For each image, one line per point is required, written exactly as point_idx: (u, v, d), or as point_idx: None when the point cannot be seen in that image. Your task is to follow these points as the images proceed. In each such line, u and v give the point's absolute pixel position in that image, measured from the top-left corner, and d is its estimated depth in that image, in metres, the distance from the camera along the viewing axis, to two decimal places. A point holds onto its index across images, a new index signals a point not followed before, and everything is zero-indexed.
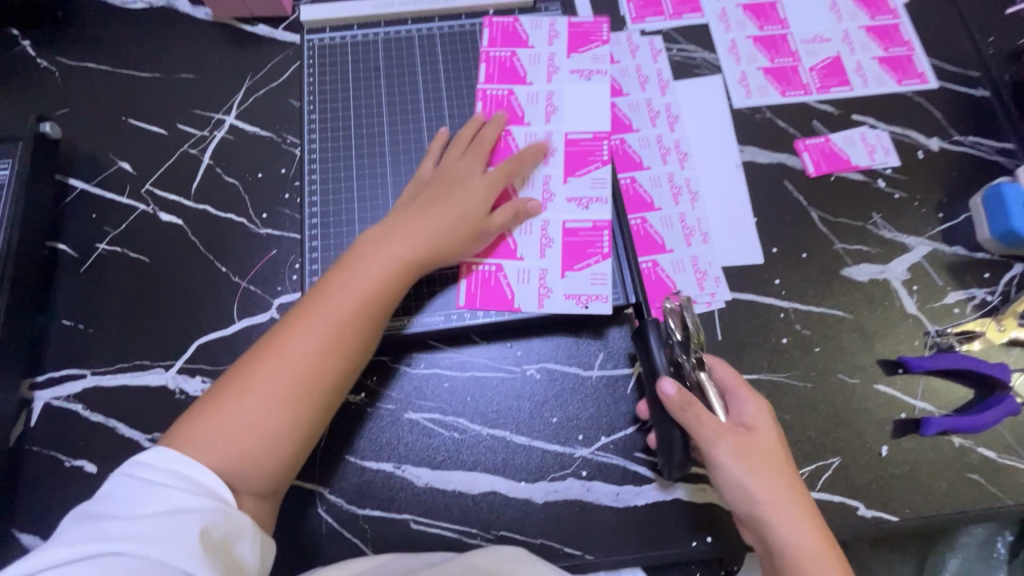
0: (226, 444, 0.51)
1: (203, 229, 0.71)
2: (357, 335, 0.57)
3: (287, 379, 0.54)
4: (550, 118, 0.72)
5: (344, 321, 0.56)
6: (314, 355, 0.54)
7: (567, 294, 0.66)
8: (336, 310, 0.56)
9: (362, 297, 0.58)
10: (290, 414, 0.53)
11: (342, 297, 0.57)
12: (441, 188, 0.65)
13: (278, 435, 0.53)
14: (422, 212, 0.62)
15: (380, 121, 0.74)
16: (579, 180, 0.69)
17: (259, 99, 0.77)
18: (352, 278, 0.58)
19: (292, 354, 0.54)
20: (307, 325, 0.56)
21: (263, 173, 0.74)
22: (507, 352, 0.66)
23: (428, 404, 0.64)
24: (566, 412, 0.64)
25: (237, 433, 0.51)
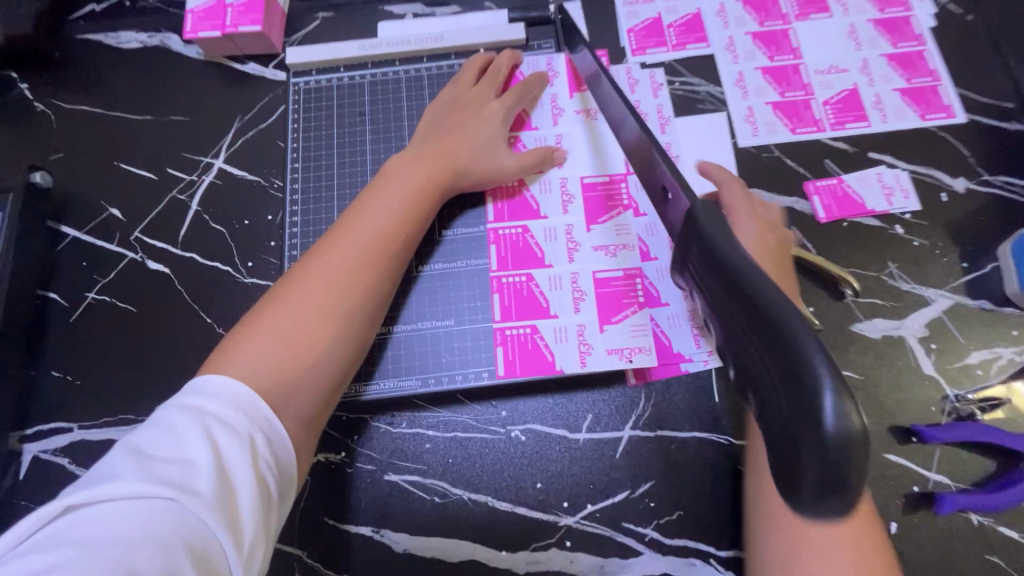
0: (266, 349, 0.54)
1: (190, 278, 0.71)
2: (374, 276, 0.60)
3: (292, 336, 0.56)
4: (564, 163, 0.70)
5: (376, 224, 0.62)
6: (337, 282, 0.59)
7: (608, 350, 0.64)
8: (334, 279, 0.58)
9: (415, 198, 0.64)
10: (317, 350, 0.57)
11: (346, 252, 0.60)
12: (438, 147, 0.66)
13: (291, 390, 0.54)
14: (390, 180, 0.65)
15: (364, 167, 0.73)
16: (558, 240, 0.67)
17: (248, 141, 0.76)
18: (378, 202, 0.63)
19: (318, 274, 0.59)
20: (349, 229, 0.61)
21: (249, 220, 0.73)
22: (491, 414, 0.63)
23: (408, 467, 0.62)
24: (552, 477, 0.62)
25: (277, 341, 0.55)
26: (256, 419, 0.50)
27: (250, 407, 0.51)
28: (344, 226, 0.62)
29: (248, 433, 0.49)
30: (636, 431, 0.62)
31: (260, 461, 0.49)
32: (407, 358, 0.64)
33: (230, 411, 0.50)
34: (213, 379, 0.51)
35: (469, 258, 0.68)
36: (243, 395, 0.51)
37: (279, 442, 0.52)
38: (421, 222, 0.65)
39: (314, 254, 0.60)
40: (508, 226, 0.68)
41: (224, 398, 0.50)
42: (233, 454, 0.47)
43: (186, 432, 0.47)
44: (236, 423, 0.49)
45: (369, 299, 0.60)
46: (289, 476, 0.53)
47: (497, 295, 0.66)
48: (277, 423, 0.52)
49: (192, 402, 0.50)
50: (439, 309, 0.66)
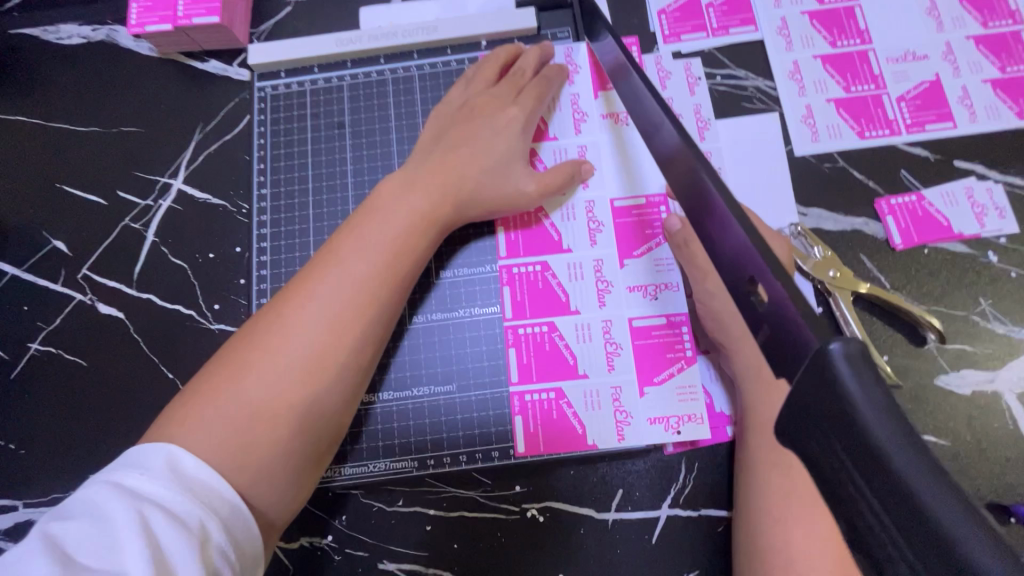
0: (226, 420, 0.43)
1: (147, 324, 0.60)
2: (364, 324, 0.49)
3: (262, 404, 0.44)
4: (589, 182, 0.58)
5: (368, 259, 0.50)
6: (317, 334, 0.47)
7: (651, 418, 0.52)
8: (315, 330, 0.47)
9: (416, 215, 0.52)
10: (298, 407, 0.46)
11: (332, 294, 0.48)
12: (443, 163, 0.54)
13: (258, 472, 0.44)
14: (386, 201, 0.52)
15: (344, 190, 0.62)
16: (586, 279, 0.56)
17: (211, 157, 0.65)
18: (370, 229, 0.51)
19: (294, 323, 0.47)
20: (334, 265, 0.49)
21: (215, 254, 0.62)
22: (505, 490, 0.53)
23: (406, 554, 0.53)
24: (577, 566, 0.52)
25: (246, 404, 0.44)
26: (212, 503, 0.40)
27: (205, 488, 0.40)
28: (329, 259, 0.50)
29: (203, 520, 0.39)
30: (675, 510, 0.52)
31: (217, 557, 0.39)
32: (401, 431, 0.54)
33: (181, 493, 0.39)
34: (158, 454, 0.40)
35: (471, 306, 0.56)
36: (197, 474, 0.41)
37: (241, 528, 0.41)
38: (422, 254, 0.53)
39: (292, 294, 0.48)
40: (523, 264, 0.57)
41: (173, 478, 0.39)
42: (183, 549, 0.36)
43: (119, 523, 0.36)
44: (188, 508, 0.39)
45: (357, 351, 0.49)
46: (247, 570, 0.42)
47: (512, 350, 0.55)
48: (240, 504, 0.42)
49: (130, 483, 0.39)
50: (443, 367, 0.55)
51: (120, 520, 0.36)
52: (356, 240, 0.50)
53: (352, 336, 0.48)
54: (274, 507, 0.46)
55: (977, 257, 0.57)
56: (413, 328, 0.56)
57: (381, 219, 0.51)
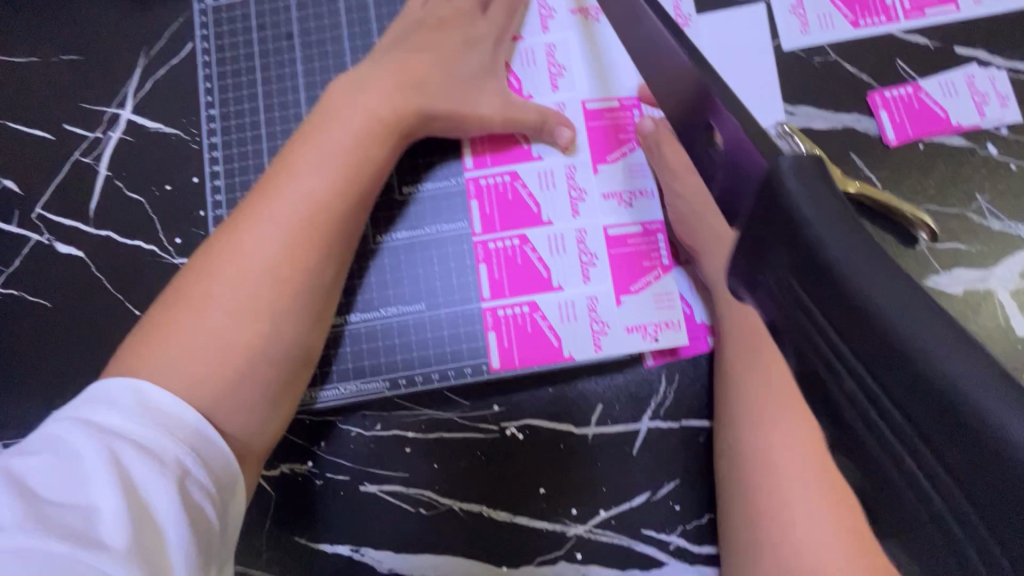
0: (189, 351, 0.41)
1: (108, 262, 0.58)
2: (326, 242, 0.47)
3: (232, 331, 0.42)
4: (558, 83, 0.53)
5: (324, 174, 0.46)
6: (276, 255, 0.44)
7: (627, 327, 0.51)
8: (279, 252, 0.44)
9: (375, 124, 0.48)
10: (271, 332, 0.44)
11: (291, 214, 0.45)
12: (399, 71, 0.50)
13: (236, 400, 0.42)
14: (336, 109, 0.48)
15: (298, 106, 0.58)
16: (558, 188, 0.52)
17: (159, 83, 0.61)
18: (322, 142, 0.47)
19: (254, 246, 0.44)
20: (286, 181, 0.46)
21: (172, 186, 0.59)
22: (483, 411, 0.53)
23: (387, 476, 0.53)
24: (556, 480, 0.52)
25: (214, 334, 0.42)
26: (189, 438, 0.39)
27: (179, 423, 0.39)
28: (280, 177, 0.46)
29: (179, 456, 0.38)
30: (655, 423, 0.52)
31: (197, 491, 0.38)
32: (371, 353, 0.53)
33: (152, 429, 0.38)
34: (125, 388, 0.39)
35: (435, 223, 0.53)
36: (169, 408, 0.39)
37: (222, 463, 0.41)
38: (382, 165, 0.49)
39: (244, 216, 0.46)
40: (491, 176, 0.53)
41: (143, 413, 0.38)
42: (158, 487, 0.36)
43: (89, 460, 0.35)
44: (163, 444, 0.37)
45: (321, 271, 0.47)
46: (234, 502, 0.42)
47: (484, 266, 0.52)
48: (218, 438, 0.41)
49: (98, 418, 0.37)
50: (408, 287, 0.53)
51: (90, 458, 0.35)
52: (313, 155, 0.47)
53: (318, 257, 0.46)
54: (256, 434, 0.45)
55: (975, 152, 0.54)
56: (378, 247, 0.53)
57: (338, 131, 0.47)
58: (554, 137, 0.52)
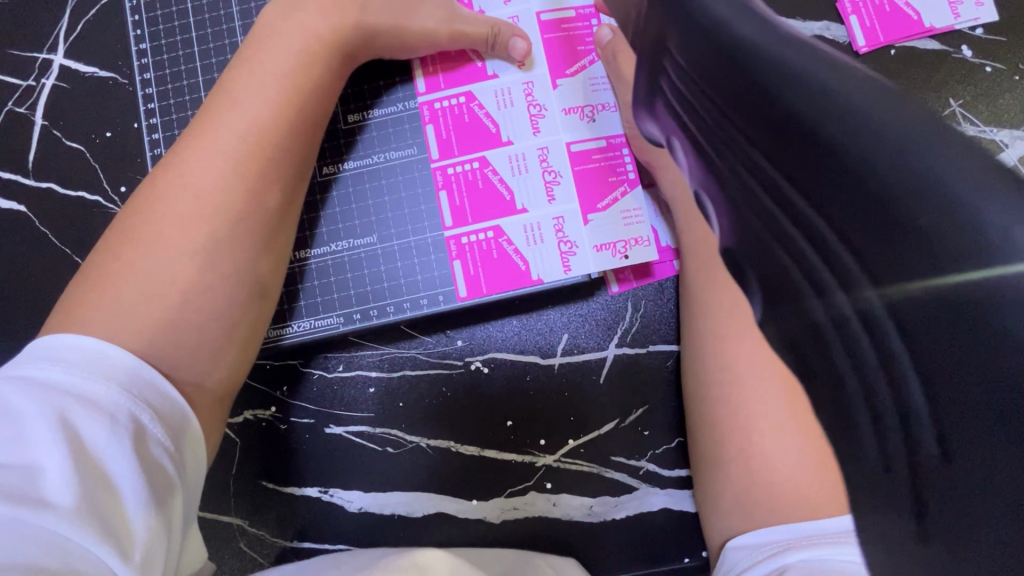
0: (136, 294, 0.38)
1: (52, 215, 0.56)
2: (277, 176, 0.44)
3: (175, 268, 0.39)
4: None
5: (268, 101, 0.43)
6: (223, 189, 0.41)
7: (596, 245, 0.48)
8: (220, 183, 0.41)
9: (315, 48, 0.45)
10: (222, 271, 0.41)
11: (230, 144, 0.42)
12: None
13: (191, 344, 0.40)
14: (274, 34, 0.45)
15: (232, 35, 0.55)
16: (516, 106, 0.49)
17: (91, 25, 0.57)
18: (261, 66, 0.44)
19: (195, 180, 0.41)
20: (226, 111, 0.43)
21: (113, 132, 0.56)
22: (446, 346, 0.51)
23: (352, 416, 0.52)
24: (525, 412, 0.51)
25: (154, 274, 0.39)
26: (144, 392, 0.36)
27: (131, 376, 0.36)
28: (219, 108, 0.43)
29: (133, 411, 0.35)
30: (622, 349, 0.51)
31: (155, 447, 0.35)
32: (326, 290, 0.50)
33: (101, 383, 0.35)
34: (69, 344, 0.36)
35: (385, 150, 0.50)
36: (119, 361, 0.36)
37: (179, 418, 0.38)
38: (327, 90, 0.47)
39: (183, 151, 0.43)
40: (445, 98, 0.50)
41: (89, 367, 0.35)
42: (111, 441, 0.33)
43: (29, 417, 0.32)
44: (113, 397, 0.35)
45: (273, 207, 0.44)
46: (195, 461, 0.39)
47: (444, 193, 0.49)
48: (174, 393, 0.38)
49: (39, 374, 0.34)
50: (362, 219, 0.50)
51: (29, 414, 0.32)
52: (249, 82, 0.44)
53: (266, 190, 0.44)
54: (217, 383, 0.43)
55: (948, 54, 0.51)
56: (326, 180, 0.50)
57: (273, 56, 0.44)
58: (508, 51, 0.49)
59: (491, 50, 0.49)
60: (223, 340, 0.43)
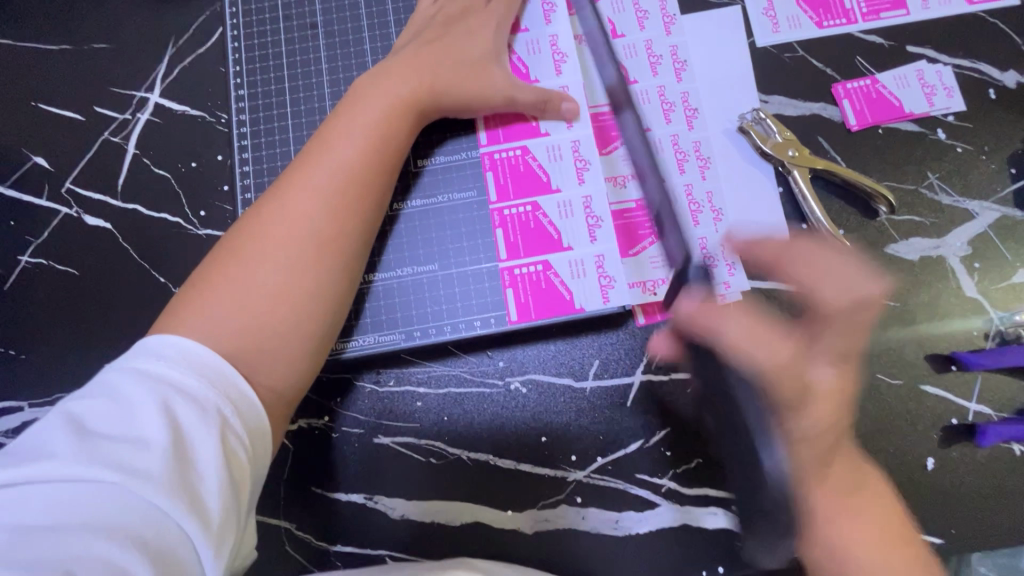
0: (236, 306, 0.44)
1: (135, 233, 0.62)
2: (355, 206, 0.50)
3: (269, 286, 0.46)
4: (561, 69, 0.60)
5: (351, 147, 0.51)
6: (309, 219, 0.48)
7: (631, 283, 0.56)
8: (310, 215, 0.48)
9: (393, 107, 0.53)
10: (304, 290, 0.47)
11: (320, 184, 0.49)
12: (415, 55, 0.55)
13: (272, 355, 0.45)
14: (363, 95, 0.53)
15: (320, 88, 0.63)
16: (565, 160, 0.57)
17: (186, 70, 0.65)
18: (351, 121, 0.52)
19: (290, 212, 0.48)
20: (318, 154, 0.50)
21: (198, 163, 0.63)
22: (489, 366, 0.57)
23: (400, 428, 0.57)
24: (560, 430, 0.56)
25: (250, 292, 0.45)
26: (229, 391, 0.41)
27: (219, 376, 0.41)
28: (312, 151, 0.51)
29: (219, 407, 0.40)
30: (648, 375, 0.56)
31: (234, 441, 0.40)
32: (389, 309, 0.56)
33: (196, 380, 0.40)
34: (170, 343, 0.41)
35: (448, 192, 0.57)
36: (212, 361, 0.41)
37: (255, 416, 0.42)
38: (403, 140, 0.53)
39: (280, 186, 0.49)
40: (503, 150, 0.58)
41: (187, 365, 0.40)
42: (200, 432, 0.38)
43: (140, 403, 0.38)
44: (206, 393, 0.40)
45: (349, 233, 0.49)
46: (266, 457, 0.43)
47: (500, 230, 0.56)
48: (253, 394, 0.42)
49: (148, 367, 0.40)
50: (425, 249, 0.56)
51: (140, 401, 0.38)
52: (337, 133, 0.51)
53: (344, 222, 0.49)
54: (289, 393, 0.47)
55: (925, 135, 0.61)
56: (395, 214, 0.57)
57: (358, 112, 0.52)
58: (560, 110, 0.58)
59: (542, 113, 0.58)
60: (299, 350, 0.47)
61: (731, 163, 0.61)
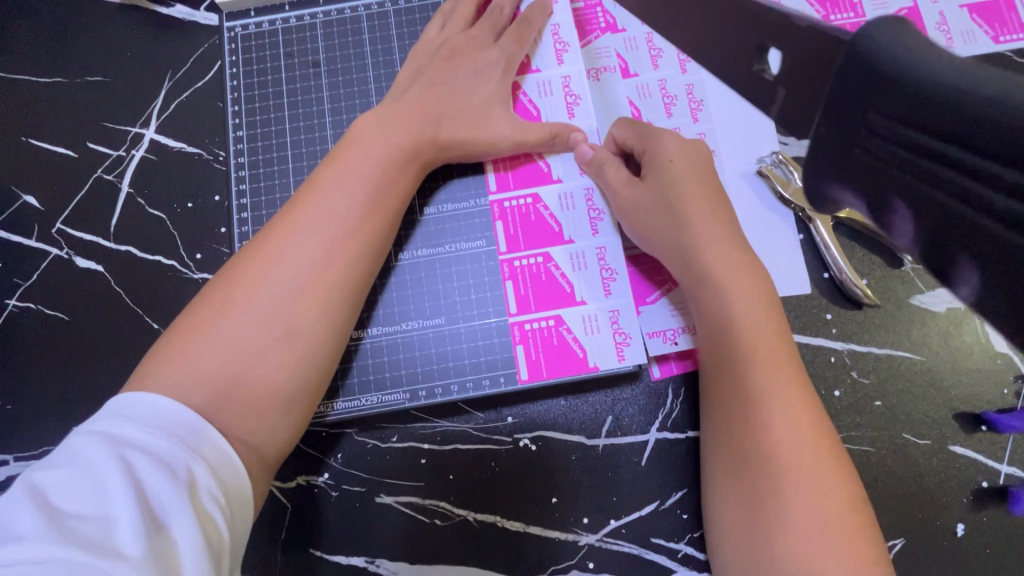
0: (221, 359, 0.42)
1: (128, 277, 0.59)
2: (346, 251, 0.47)
3: (252, 337, 0.43)
4: (574, 112, 0.57)
5: (344, 187, 0.48)
6: (300, 265, 0.45)
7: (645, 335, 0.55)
8: (300, 261, 0.45)
9: (390, 146, 0.50)
10: (291, 340, 0.44)
11: (311, 226, 0.46)
12: (423, 99, 0.53)
13: (252, 411, 0.42)
14: (360, 139, 0.50)
15: (322, 128, 0.60)
16: (578, 208, 0.55)
17: (183, 106, 0.62)
18: (347, 168, 0.49)
19: (280, 258, 0.45)
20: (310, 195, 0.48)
21: (194, 203, 0.61)
22: (496, 423, 0.54)
23: (403, 487, 0.54)
24: (571, 490, 0.53)
25: (235, 344, 0.42)
26: (209, 454, 0.38)
27: (191, 433, 0.38)
28: (304, 197, 0.48)
29: (190, 465, 0.37)
30: (663, 434, 0.54)
31: (208, 500, 0.37)
32: (393, 366, 0.53)
33: (165, 439, 0.37)
34: (138, 402, 0.39)
35: (456, 241, 0.55)
36: (191, 421, 0.39)
37: (230, 472, 0.39)
38: (403, 183, 0.51)
39: (270, 228, 0.47)
40: (514, 197, 0.56)
41: (157, 424, 0.38)
42: (170, 495, 0.35)
43: (110, 471, 0.35)
44: (184, 457, 0.37)
45: (341, 280, 0.47)
46: (242, 522, 0.39)
47: (510, 282, 0.54)
48: (233, 454, 0.40)
49: (115, 430, 0.37)
50: (431, 301, 0.54)
51: (104, 466, 0.35)
52: (329, 171, 0.49)
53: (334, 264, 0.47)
54: (268, 448, 0.44)
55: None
56: (400, 265, 0.55)
57: (353, 148, 0.50)
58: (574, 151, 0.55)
59: (550, 148, 0.55)
60: (283, 405, 0.44)
61: (749, 207, 0.58)
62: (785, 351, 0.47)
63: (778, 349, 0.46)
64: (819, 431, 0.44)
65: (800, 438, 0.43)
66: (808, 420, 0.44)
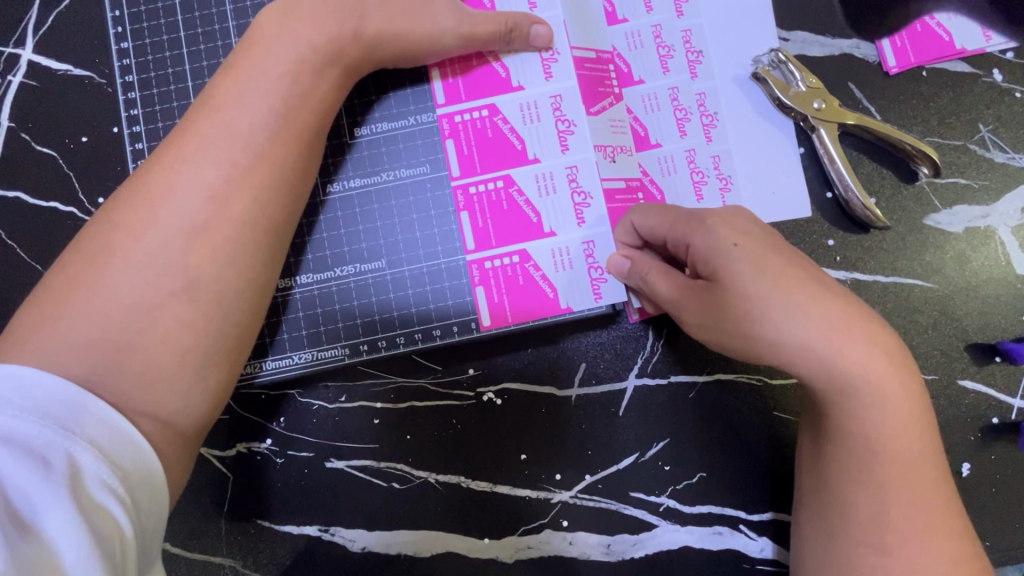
0: (98, 321, 0.33)
1: (23, 228, 0.51)
2: (258, 177, 0.37)
3: (137, 291, 0.34)
4: (535, 3, 0.47)
5: (254, 97, 0.38)
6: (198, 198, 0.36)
7: None
8: (200, 192, 0.36)
9: (306, 45, 0.40)
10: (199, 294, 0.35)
11: (212, 148, 0.37)
12: None
13: (152, 379, 0.33)
14: (262, 42, 0.39)
15: (226, 38, 0.50)
16: (543, 122, 0.47)
17: (62, 16, 0.52)
18: (250, 77, 0.38)
19: (169, 189, 0.35)
20: (205, 111, 0.38)
21: (90, 137, 0.51)
22: (457, 376, 0.48)
23: (354, 450, 0.48)
24: (543, 446, 0.48)
25: (117, 302, 0.33)
26: (93, 432, 0.30)
27: (72, 411, 0.30)
28: (195, 116, 0.38)
29: (70, 452, 0.29)
30: (643, 380, 0.48)
31: (98, 491, 0.29)
32: (330, 319, 0.46)
33: (32, 420, 0.29)
34: None
35: (395, 168, 0.47)
36: (62, 395, 0.30)
37: (131, 454, 0.31)
38: (327, 94, 0.41)
39: (160, 152, 0.37)
40: (465, 111, 0.47)
41: (19, 403, 0.29)
42: (39, 491, 0.28)
43: None
44: (53, 442, 0.29)
45: (252, 218, 0.37)
46: (157, 509, 0.32)
47: (465, 214, 0.46)
48: (132, 431, 0.32)
49: None
50: (369, 241, 0.46)
51: None
52: (231, 78, 0.38)
53: (252, 197, 0.37)
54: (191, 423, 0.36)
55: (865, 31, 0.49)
56: (330, 199, 0.46)
57: (260, 48, 0.39)
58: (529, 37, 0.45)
59: (508, 45, 0.46)
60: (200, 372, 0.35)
61: (742, 117, 0.50)
62: (906, 387, 0.37)
63: (892, 387, 0.37)
64: (925, 455, 0.38)
65: (907, 483, 0.37)
66: (917, 446, 0.37)
